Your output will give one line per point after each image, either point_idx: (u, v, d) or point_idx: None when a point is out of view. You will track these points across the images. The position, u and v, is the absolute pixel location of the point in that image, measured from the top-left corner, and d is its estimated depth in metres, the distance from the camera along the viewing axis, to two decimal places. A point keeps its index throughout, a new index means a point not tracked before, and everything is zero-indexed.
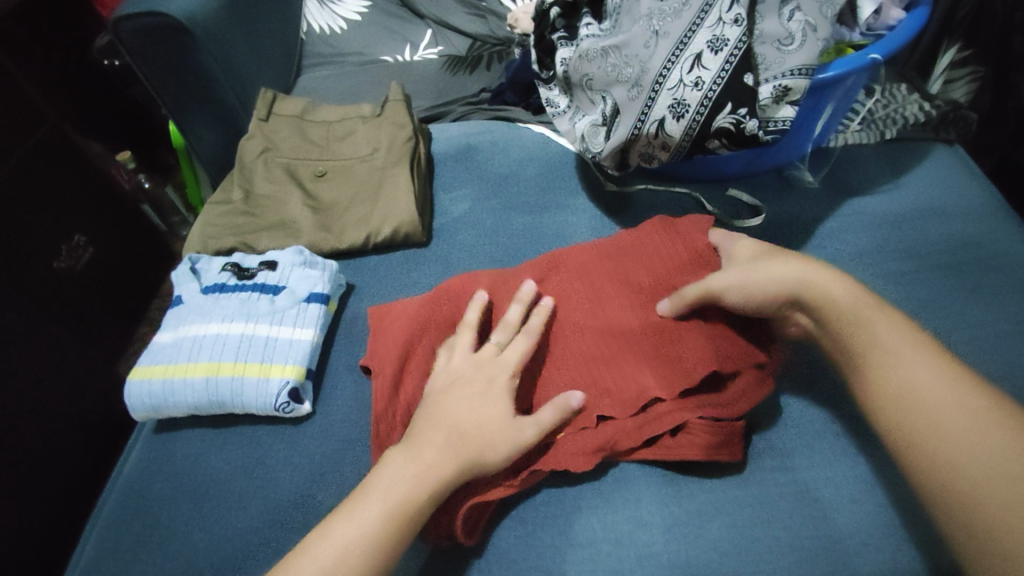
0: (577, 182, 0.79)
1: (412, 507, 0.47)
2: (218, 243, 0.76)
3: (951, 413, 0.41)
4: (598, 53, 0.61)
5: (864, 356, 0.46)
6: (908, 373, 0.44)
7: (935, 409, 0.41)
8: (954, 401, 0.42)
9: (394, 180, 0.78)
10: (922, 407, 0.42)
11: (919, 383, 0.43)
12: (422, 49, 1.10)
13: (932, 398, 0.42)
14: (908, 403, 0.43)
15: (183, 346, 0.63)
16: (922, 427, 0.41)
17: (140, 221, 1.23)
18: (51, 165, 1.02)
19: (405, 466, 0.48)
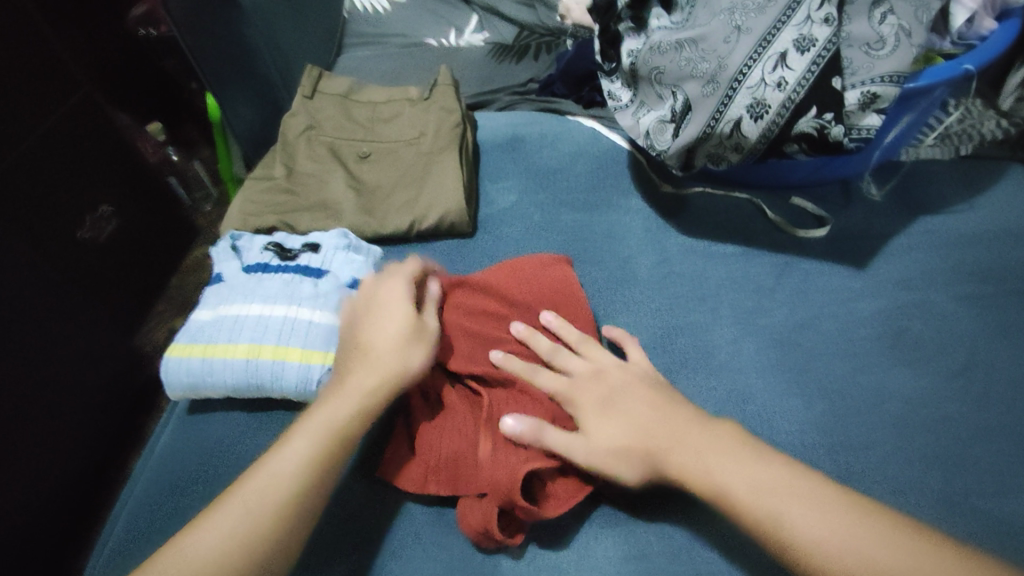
0: (629, 180, 0.76)
1: (258, 518, 0.43)
2: (259, 222, 0.75)
3: (811, 514, 0.41)
4: (672, 46, 0.58)
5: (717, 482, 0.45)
6: (750, 481, 0.44)
7: (790, 510, 0.41)
8: (800, 498, 0.42)
9: (441, 168, 0.75)
10: (794, 527, 0.41)
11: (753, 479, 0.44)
12: (468, 35, 1.07)
13: (769, 493, 0.43)
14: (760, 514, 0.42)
15: (223, 324, 0.61)
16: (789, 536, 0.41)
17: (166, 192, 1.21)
18: (83, 132, 1.00)
19: (260, 475, 0.45)
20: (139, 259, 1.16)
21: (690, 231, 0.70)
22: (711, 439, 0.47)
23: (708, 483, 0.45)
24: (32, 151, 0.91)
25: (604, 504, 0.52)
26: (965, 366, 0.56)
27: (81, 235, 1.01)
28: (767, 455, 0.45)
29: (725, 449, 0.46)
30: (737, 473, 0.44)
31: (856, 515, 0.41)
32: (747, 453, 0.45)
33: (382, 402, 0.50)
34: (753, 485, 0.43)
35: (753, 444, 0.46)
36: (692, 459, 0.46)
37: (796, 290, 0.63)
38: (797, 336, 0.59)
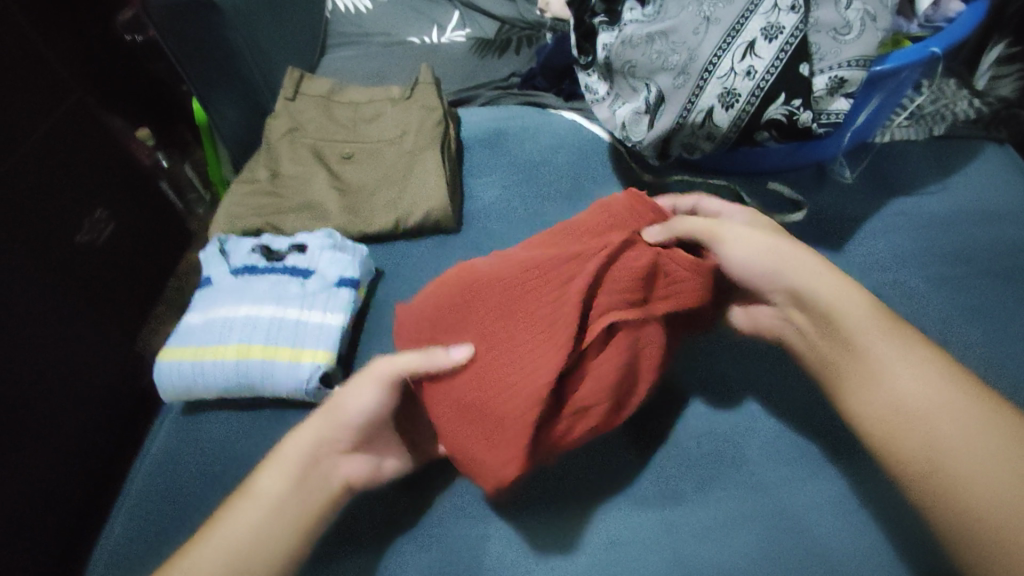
0: (611, 171, 0.77)
1: (244, 543, 0.44)
2: (244, 225, 0.75)
3: (940, 415, 0.42)
4: (643, 39, 0.58)
5: (864, 372, 0.46)
6: (902, 385, 0.44)
7: (925, 406, 0.43)
8: (941, 398, 0.43)
9: (424, 165, 0.76)
10: (924, 419, 0.42)
11: (902, 393, 0.44)
12: (449, 31, 1.08)
13: (931, 407, 0.43)
14: (886, 412, 0.44)
15: (213, 327, 0.62)
16: (918, 430, 0.43)
17: (157, 196, 1.22)
18: (75, 141, 1.01)
19: (246, 499, 0.47)
20: (136, 264, 1.17)
21: None
22: (882, 333, 0.47)
23: (866, 360, 0.47)
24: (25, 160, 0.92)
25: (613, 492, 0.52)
26: (940, 343, 0.57)
27: (79, 239, 1.02)
28: (917, 352, 0.46)
29: (929, 376, 0.44)
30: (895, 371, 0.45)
31: (987, 428, 0.41)
32: (911, 354, 0.46)
33: (340, 429, 0.50)
34: (895, 385, 0.45)
35: (903, 337, 0.47)
36: (843, 301, 0.49)
37: None
38: None
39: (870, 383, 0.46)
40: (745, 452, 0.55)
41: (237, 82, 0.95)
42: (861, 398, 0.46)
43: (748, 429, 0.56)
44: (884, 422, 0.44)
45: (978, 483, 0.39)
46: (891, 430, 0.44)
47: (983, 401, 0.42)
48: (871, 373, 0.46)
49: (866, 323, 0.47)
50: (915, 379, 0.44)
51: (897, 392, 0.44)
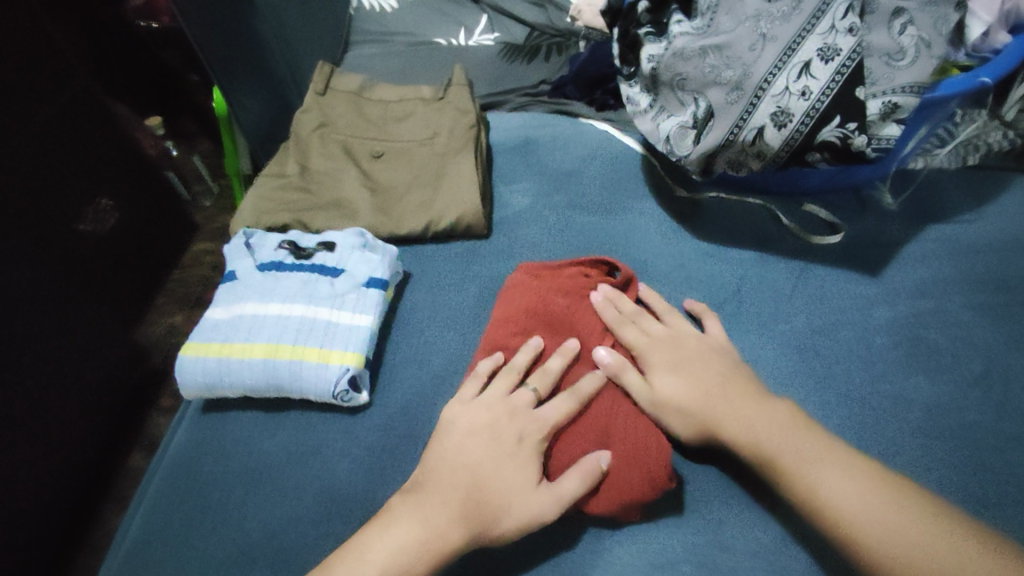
0: (645, 184, 0.77)
1: None
2: (272, 220, 0.74)
3: (887, 529, 0.41)
4: (695, 53, 0.58)
5: (787, 473, 0.46)
6: (832, 486, 0.44)
7: (865, 514, 0.42)
8: (884, 512, 0.42)
9: (457, 168, 0.75)
10: (864, 533, 0.42)
11: (832, 493, 0.44)
12: (477, 35, 1.07)
13: (861, 497, 0.43)
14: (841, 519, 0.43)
15: (240, 324, 0.61)
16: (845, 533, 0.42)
17: (162, 187, 1.19)
18: (80, 124, 0.98)
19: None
20: (138, 253, 1.15)
21: (707, 235, 0.71)
22: (787, 429, 0.48)
23: (795, 473, 0.46)
24: (32, 138, 0.89)
25: (666, 516, 0.51)
26: (982, 375, 0.56)
27: (83, 227, 0.99)
28: (844, 455, 0.46)
29: (848, 485, 0.44)
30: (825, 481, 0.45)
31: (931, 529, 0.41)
32: (839, 463, 0.45)
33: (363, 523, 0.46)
34: (825, 484, 0.44)
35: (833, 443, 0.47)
36: (756, 425, 0.49)
37: (810, 294, 0.64)
38: (816, 341, 0.60)
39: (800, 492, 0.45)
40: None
41: (260, 75, 0.93)
42: (792, 484, 0.46)
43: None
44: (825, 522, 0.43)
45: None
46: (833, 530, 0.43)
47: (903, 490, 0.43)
48: (794, 480, 0.46)
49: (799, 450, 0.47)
50: (841, 479, 0.44)
51: (827, 494, 0.44)
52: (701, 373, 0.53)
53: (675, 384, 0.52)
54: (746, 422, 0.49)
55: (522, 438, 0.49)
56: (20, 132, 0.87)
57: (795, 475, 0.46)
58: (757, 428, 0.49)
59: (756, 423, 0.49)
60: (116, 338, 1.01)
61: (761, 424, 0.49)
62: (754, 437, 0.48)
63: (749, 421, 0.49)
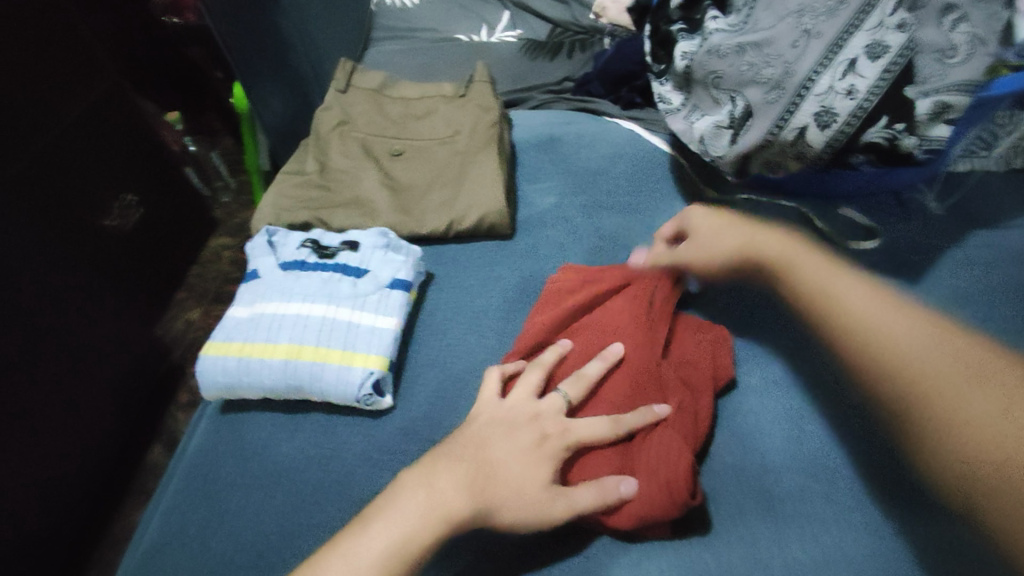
0: (674, 184, 0.75)
1: None
2: (291, 217, 0.73)
3: (916, 351, 0.43)
4: (732, 50, 0.56)
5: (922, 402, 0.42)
6: (981, 421, 0.38)
7: (904, 339, 0.44)
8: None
9: (480, 166, 0.74)
10: (894, 354, 0.44)
11: (971, 416, 0.39)
12: (499, 32, 1.05)
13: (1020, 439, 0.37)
14: (872, 332, 0.46)
15: (260, 324, 0.59)
16: (880, 353, 0.45)
17: (184, 184, 1.19)
18: (106, 121, 0.98)
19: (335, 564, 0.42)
20: (161, 250, 1.14)
21: None
22: (940, 349, 0.43)
23: (928, 390, 0.41)
24: (63, 134, 0.89)
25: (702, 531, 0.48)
26: None
27: (107, 222, 0.99)
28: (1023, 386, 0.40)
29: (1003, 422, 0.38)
30: (853, 297, 0.48)
31: None
32: (915, 318, 0.46)
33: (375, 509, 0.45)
34: (967, 416, 0.39)
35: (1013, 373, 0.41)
36: (896, 330, 0.45)
37: None
38: None
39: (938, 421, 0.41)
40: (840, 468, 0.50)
41: (283, 72, 0.93)
42: (932, 412, 0.41)
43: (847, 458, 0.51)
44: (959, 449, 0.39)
45: None
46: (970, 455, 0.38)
47: None
48: (924, 402, 0.41)
49: (880, 308, 0.47)
50: (986, 404, 0.39)
51: (971, 421, 0.39)
52: (739, 234, 0.58)
53: (726, 238, 0.59)
54: (880, 328, 0.46)
55: (543, 438, 0.48)
56: (48, 130, 0.87)
57: (928, 403, 0.41)
58: (896, 334, 0.45)
59: (896, 330, 0.45)
60: (132, 332, 1.00)
61: (902, 333, 0.44)
62: (909, 350, 0.43)
63: (886, 326, 0.45)
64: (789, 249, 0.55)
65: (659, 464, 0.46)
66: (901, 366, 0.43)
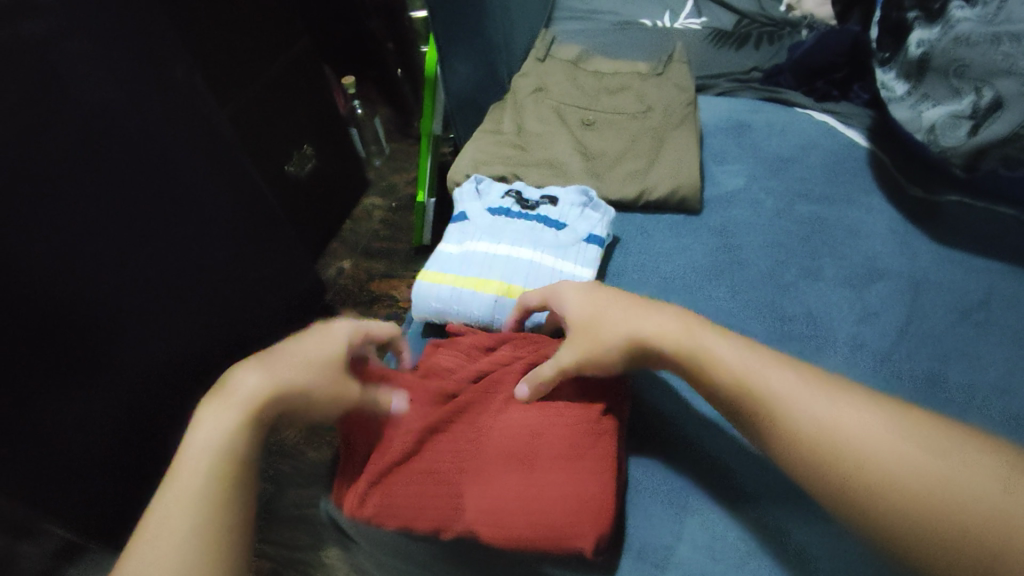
0: (870, 180, 0.73)
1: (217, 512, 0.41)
2: (491, 171, 0.79)
3: (871, 446, 0.36)
4: (986, 39, 0.55)
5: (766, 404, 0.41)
6: (812, 412, 0.39)
7: (872, 445, 0.36)
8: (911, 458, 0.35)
9: (674, 143, 0.77)
10: (872, 462, 0.36)
11: (833, 427, 0.38)
12: (682, 19, 1.07)
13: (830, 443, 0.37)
14: (815, 447, 0.38)
15: (472, 260, 0.65)
16: (844, 462, 0.36)
17: (347, 144, 1.31)
18: (301, 83, 1.11)
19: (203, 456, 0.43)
20: (322, 200, 1.27)
21: (943, 239, 0.66)
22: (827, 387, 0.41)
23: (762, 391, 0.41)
24: (266, 87, 1.03)
25: None
26: None
27: (288, 169, 1.13)
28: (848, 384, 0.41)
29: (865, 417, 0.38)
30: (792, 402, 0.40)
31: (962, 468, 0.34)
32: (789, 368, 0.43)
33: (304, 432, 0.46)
34: (807, 419, 0.39)
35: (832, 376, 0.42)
36: (732, 355, 0.44)
37: None
38: None
39: (790, 416, 0.40)
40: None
41: (477, 42, 1.00)
42: (768, 422, 0.40)
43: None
44: (817, 447, 0.38)
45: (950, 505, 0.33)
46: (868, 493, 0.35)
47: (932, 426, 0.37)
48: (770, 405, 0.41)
49: (757, 368, 0.43)
50: (835, 404, 0.39)
51: (812, 422, 0.39)
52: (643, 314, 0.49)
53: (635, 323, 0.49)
54: (694, 342, 0.46)
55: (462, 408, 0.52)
56: (259, 82, 1.01)
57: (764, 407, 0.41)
58: (726, 351, 0.45)
59: (742, 349, 0.45)
60: None
61: (729, 347, 0.45)
62: (740, 361, 0.44)
63: (728, 348, 0.45)
64: (643, 300, 0.52)
65: (523, 506, 0.45)
66: (724, 370, 0.44)
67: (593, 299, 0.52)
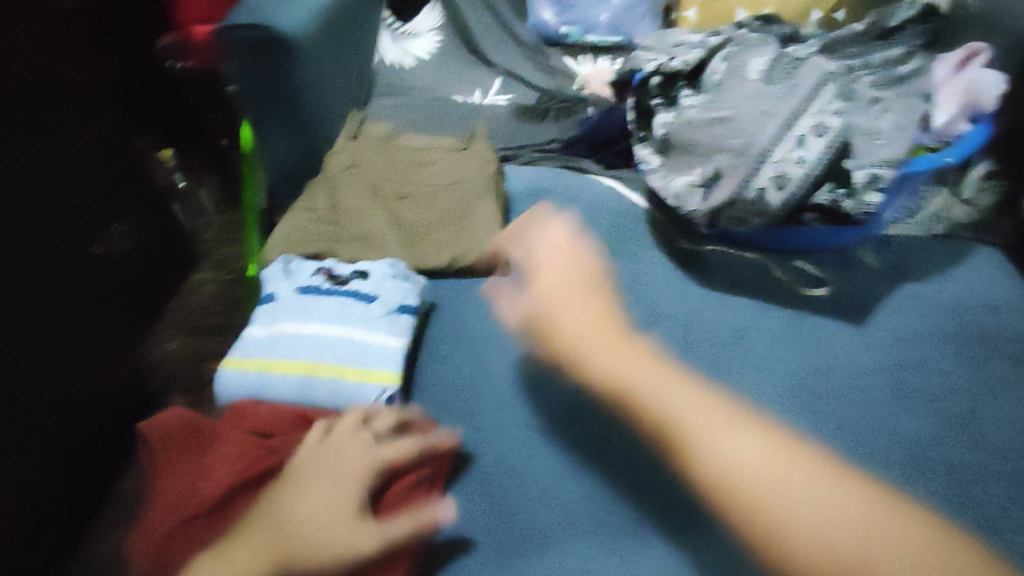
0: (650, 237, 0.84)
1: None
2: (307, 248, 0.79)
3: (760, 479, 0.38)
4: (704, 122, 0.68)
5: (692, 443, 0.41)
6: (728, 456, 0.39)
7: (793, 504, 0.37)
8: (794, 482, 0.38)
9: (480, 213, 0.83)
10: (775, 511, 0.37)
11: (738, 464, 0.39)
12: (491, 94, 1.24)
13: (745, 479, 0.38)
14: (744, 488, 0.38)
15: (280, 342, 0.64)
16: (758, 511, 0.37)
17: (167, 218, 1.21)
18: (104, 159, 1.03)
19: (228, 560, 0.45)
20: (143, 281, 1.15)
21: (708, 283, 0.78)
22: (711, 412, 0.42)
23: (705, 440, 0.40)
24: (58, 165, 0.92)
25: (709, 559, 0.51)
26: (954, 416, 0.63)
27: (96, 250, 1.01)
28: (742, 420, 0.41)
29: (760, 456, 0.39)
30: (719, 447, 0.40)
31: (853, 500, 0.37)
32: (726, 421, 0.41)
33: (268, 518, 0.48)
34: (727, 459, 0.39)
35: (750, 423, 0.41)
36: (607, 365, 0.46)
37: (798, 336, 0.71)
38: (808, 383, 0.66)
39: (709, 446, 0.40)
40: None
41: None
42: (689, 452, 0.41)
43: None
44: (727, 482, 0.38)
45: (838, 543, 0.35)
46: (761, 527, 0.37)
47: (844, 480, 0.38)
48: (688, 442, 0.41)
49: (702, 424, 0.41)
50: (739, 441, 0.40)
51: (722, 463, 0.39)
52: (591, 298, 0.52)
53: (587, 311, 0.51)
54: (614, 360, 0.46)
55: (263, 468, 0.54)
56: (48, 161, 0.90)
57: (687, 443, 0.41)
58: (611, 365, 0.46)
59: (654, 379, 0.45)
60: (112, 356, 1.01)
61: (610, 363, 0.46)
62: (671, 412, 0.42)
63: (612, 360, 0.47)
64: (598, 316, 0.50)
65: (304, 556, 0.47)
66: (640, 406, 0.44)
67: (585, 314, 0.50)
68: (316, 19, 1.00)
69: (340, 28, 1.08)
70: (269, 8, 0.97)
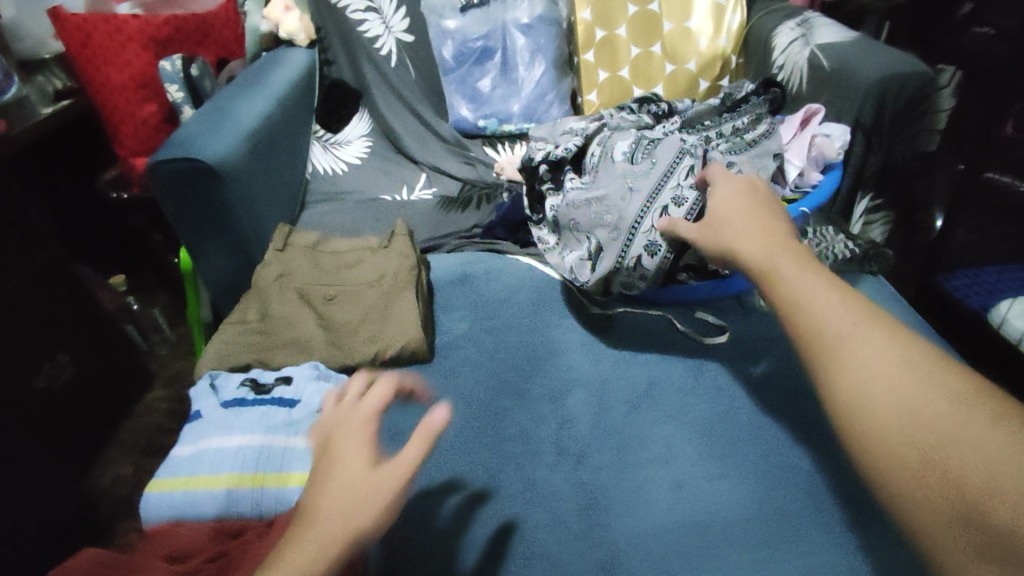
0: (565, 306, 0.90)
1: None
2: (235, 361, 0.83)
3: (882, 388, 0.40)
4: (582, 203, 0.75)
5: (825, 350, 0.44)
6: (860, 362, 0.42)
7: (888, 398, 0.40)
8: (918, 395, 0.39)
9: (402, 303, 0.87)
10: (879, 407, 0.39)
11: (866, 369, 0.41)
12: (418, 190, 1.33)
13: (891, 388, 0.40)
14: (841, 391, 0.42)
15: (204, 456, 0.66)
16: (865, 418, 0.40)
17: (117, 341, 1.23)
18: (48, 292, 1.06)
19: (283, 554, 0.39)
20: (91, 407, 1.15)
21: (619, 344, 0.83)
22: (872, 327, 0.44)
23: (832, 335, 0.44)
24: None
25: None
26: None
27: (37, 383, 1.02)
28: (906, 335, 0.43)
29: (893, 367, 0.41)
30: (857, 354, 0.43)
31: (973, 416, 0.37)
32: (879, 333, 0.43)
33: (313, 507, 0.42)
34: (856, 363, 0.42)
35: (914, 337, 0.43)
36: (830, 308, 0.45)
37: (703, 383, 0.75)
38: (717, 426, 0.70)
39: (834, 356, 0.43)
40: (713, 535, 0.60)
41: (227, 237, 1.07)
42: (826, 361, 0.43)
43: (714, 510, 0.61)
44: (848, 384, 0.42)
45: (959, 450, 0.35)
46: (870, 432, 0.39)
47: (965, 389, 0.38)
48: (829, 350, 0.44)
49: (847, 323, 0.44)
50: (881, 351, 0.42)
51: (853, 370, 0.42)
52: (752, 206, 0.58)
53: (741, 201, 0.59)
54: (774, 264, 0.51)
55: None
56: None
57: (830, 351, 0.44)
58: (806, 286, 0.48)
59: (825, 297, 0.46)
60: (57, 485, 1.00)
61: (795, 269, 0.50)
62: (833, 319, 0.45)
63: (805, 280, 0.48)
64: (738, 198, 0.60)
65: None
66: (797, 310, 0.47)
67: (735, 204, 0.59)
68: (245, 140, 1.07)
69: (270, 146, 1.16)
70: (193, 139, 1.01)
